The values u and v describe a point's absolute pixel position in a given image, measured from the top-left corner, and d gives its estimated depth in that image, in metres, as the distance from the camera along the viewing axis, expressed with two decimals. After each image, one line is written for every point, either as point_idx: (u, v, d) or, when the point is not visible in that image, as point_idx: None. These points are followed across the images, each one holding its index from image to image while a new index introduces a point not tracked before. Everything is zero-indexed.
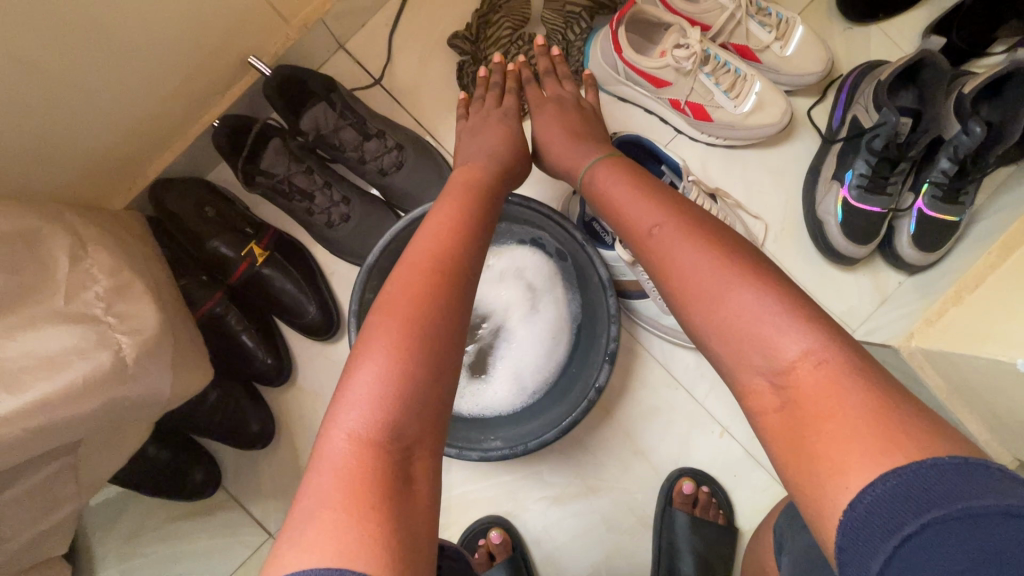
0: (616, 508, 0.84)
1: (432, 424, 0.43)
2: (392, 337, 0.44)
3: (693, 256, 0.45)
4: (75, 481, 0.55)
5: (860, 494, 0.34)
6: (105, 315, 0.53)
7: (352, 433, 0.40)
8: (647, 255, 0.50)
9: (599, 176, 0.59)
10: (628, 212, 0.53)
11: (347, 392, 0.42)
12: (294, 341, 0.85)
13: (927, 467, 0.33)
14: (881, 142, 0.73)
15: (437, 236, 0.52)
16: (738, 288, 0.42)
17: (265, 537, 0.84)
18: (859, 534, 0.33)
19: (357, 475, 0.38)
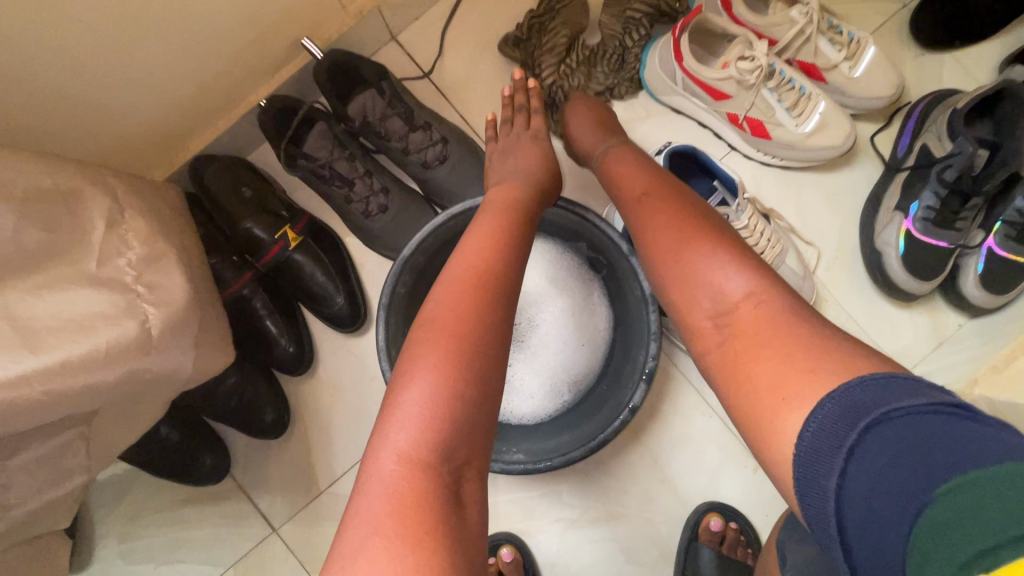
0: (637, 538, 0.79)
1: (480, 447, 0.41)
2: (439, 356, 0.42)
3: (662, 220, 0.50)
4: (85, 453, 0.53)
5: (804, 424, 0.36)
6: (135, 283, 0.52)
7: (401, 454, 0.39)
8: (632, 216, 0.54)
9: (614, 152, 0.63)
10: (625, 182, 0.58)
11: (396, 409, 0.41)
12: (318, 330, 0.83)
13: (853, 384, 0.35)
14: (954, 173, 0.69)
15: (481, 250, 0.50)
16: (713, 249, 0.46)
17: (269, 532, 0.82)
18: (811, 461, 0.35)
19: (410, 501, 0.37)
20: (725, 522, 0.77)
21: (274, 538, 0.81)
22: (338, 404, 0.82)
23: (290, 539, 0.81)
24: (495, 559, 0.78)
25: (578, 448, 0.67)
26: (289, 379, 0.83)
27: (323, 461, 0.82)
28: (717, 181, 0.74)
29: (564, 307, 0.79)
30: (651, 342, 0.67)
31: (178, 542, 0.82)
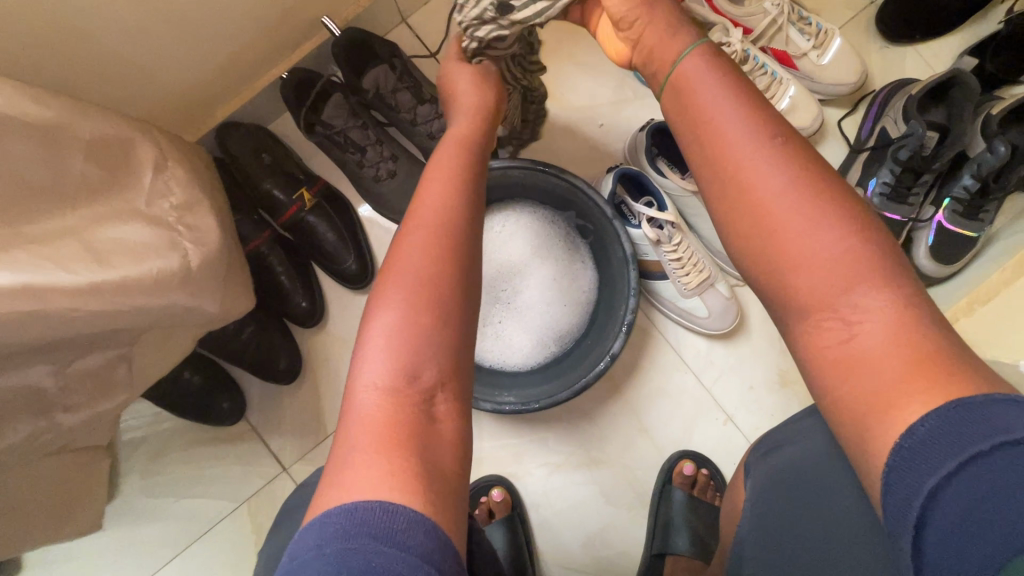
0: (616, 482, 0.86)
1: (452, 373, 0.45)
2: (404, 292, 0.45)
3: (783, 182, 0.44)
4: (128, 373, 0.61)
5: (924, 417, 0.35)
6: (177, 224, 0.59)
7: (376, 384, 0.43)
8: (730, 163, 0.47)
9: (691, 65, 0.52)
10: (722, 111, 0.48)
11: (367, 344, 0.45)
12: (328, 287, 0.90)
13: (986, 401, 0.34)
14: (906, 153, 0.77)
15: (437, 188, 0.52)
16: (816, 219, 0.42)
17: (280, 471, 0.89)
18: (914, 456, 0.35)
19: (387, 420, 0.41)
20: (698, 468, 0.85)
21: (285, 476, 0.89)
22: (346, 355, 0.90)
23: (299, 478, 0.89)
24: (486, 498, 0.86)
25: (564, 391, 0.76)
26: (301, 332, 0.90)
27: (330, 407, 0.90)
28: None
29: (551, 273, 0.87)
30: (631, 299, 0.76)
31: (196, 479, 0.90)
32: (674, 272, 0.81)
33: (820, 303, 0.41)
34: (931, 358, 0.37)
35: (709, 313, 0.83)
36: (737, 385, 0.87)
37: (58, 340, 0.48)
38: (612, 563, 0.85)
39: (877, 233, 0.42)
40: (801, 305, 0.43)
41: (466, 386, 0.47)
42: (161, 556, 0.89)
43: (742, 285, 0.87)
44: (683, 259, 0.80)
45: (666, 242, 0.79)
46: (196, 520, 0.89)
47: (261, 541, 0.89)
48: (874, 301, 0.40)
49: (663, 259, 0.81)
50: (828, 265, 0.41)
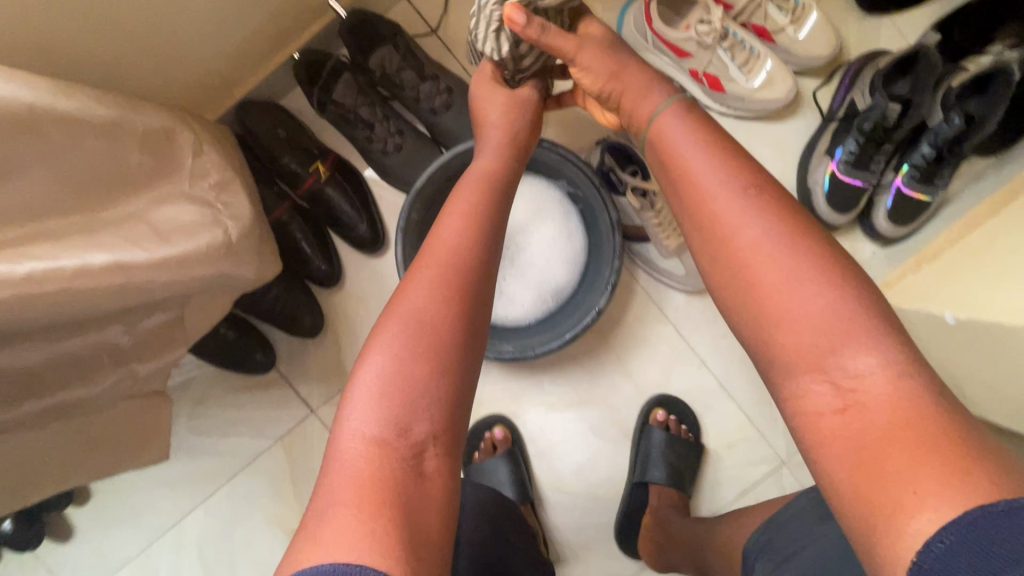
0: (602, 419, 0.99)
1: (443, 428, 0.48)
2: (401, 347, 0.48)
3: (765, 245, 0.48)
4: (184, 330, 0.71)
5: (941, 532, 0.35)
6: (216, 202, 0.68)
7: (366, 436, 0.45)
8: (722, 229, 0.51)
9: (670, 131, 0.57)
10: (704, 177, 0.53)
11: (359, 393, 0.47)
12: (343, 251, 1.00)
13: (1013, 517, 0.34)
14: (870, 124, 0.84)
15: (448, 249, 0.55)
16: (800, 278, 0.46)
17: (309, 412, 1.02)
18: (939, 575, 0.34)
19: (374, 472, 0.44)
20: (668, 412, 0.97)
21: (313, 418, 1.02)
22: (363, 311, 1.00)
23: (326, 419, 1.02)
24: (489, 434, 1.00)
25: (557, 340, 0.87)
26: (321, 292, 1.01)
27: (350, 357, 1.01)
28: None
29: (552, 237, 0.96)
30: (614, 258, 0.85)
31: (236, 421, 1.03)
32: (656, 232, 0.89)
33: (813, 362, 0.44)
34: (904, 415, 0.40)
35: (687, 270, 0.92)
36: (711, 335, 0.98)
37: (136, 304, 0.58)
38: (598, 487, 0.99)
39: (858, 287, 0.45)
40: (788, 361, 0.46)
41: (456, 444, 0.49)
42: (211, 485, 1.04)
43: None
44: (663, 222, 0.89)
45: (649, 208, 0.88)
46: (239, 455, 1.03)
47: (296, 471, 1.03)
48: (858, 361, 0.43)
49: (646, 224, 0.89)
50: (807, 322, 0.45)
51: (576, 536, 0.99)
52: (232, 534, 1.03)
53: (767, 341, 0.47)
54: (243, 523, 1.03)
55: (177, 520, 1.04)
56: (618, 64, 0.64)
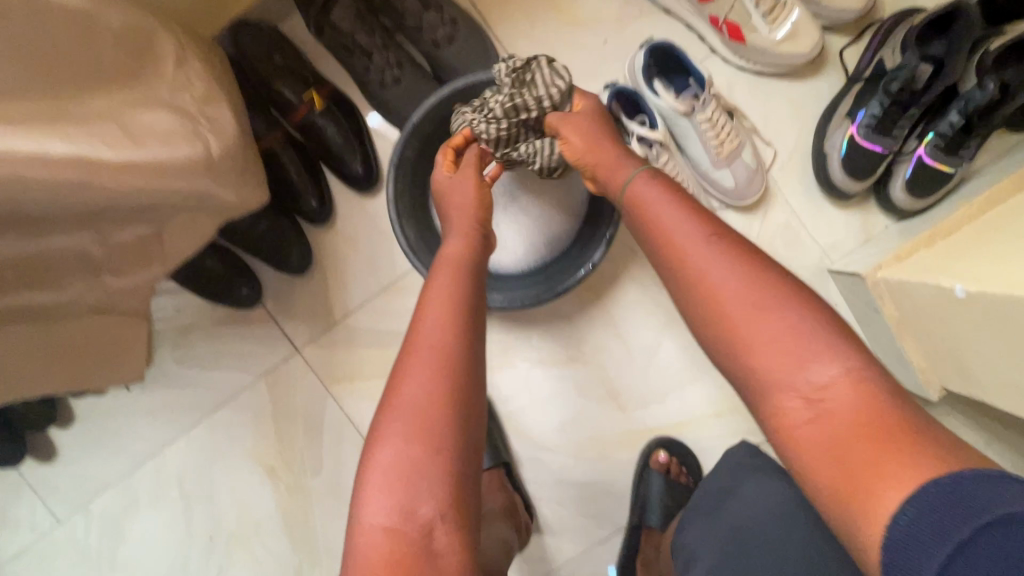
0: (589, 379, 0.98)
1: (449, 502, 0.50)
2: (405, 436, 0.50)
3: (743, 285, 0.49)
4: (161, 248, 0.69)
5: (903, 505, 0.39)
6: (199, 116, 0.65)
7: (381, 522, 0.48)
8: (690, 273, 0.53)
9: (642, 191, 0.60)
10: (670, 228, 0.55)
11: (371, 482, 0.50)
12: (337, 188, 0.97)
13: (962, 481, 0.38)
14: (897, 85, 0.79)
15: (436, 322, 0.56)
16: (773, 316, 0.48)
17: (293, 350, 1.01)
18: (905, 546, 0.38)
19: (387, 560, 0.47)
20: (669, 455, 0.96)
21: (297, 357, 1.01)
22: (353, 252, 0.98)
23: (310, 359, 1.01)
24: None
25: (548, 292, 0.84)
26: (311, 230, 0.98)
27: (338, 298, 1.00)
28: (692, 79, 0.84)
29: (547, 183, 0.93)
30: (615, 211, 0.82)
31: (219, 354, 1.02)
32: (708, 142, 0.84)
33: (785, 388, 0.47)
34: (862, 413, 0.43)
35: (736, 184, 0.87)
36: None
37: (108, 211, 0.56)
38: (579, 446, 0.98)
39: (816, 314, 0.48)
40: (769, 388, 0.48)
41: (466, 511, 0.51)
42: (192, 416, 1.03)
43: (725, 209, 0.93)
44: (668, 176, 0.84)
45: (655, 160, 0.83)
46: (221, 389, 1.03)
47: (277, 409, 1.02)
48: (825, 373, 0.45)
49: None
50: (790, 355, 0.47)
51: (553, 494, 0.99)
52: (212, 467, 1.04)
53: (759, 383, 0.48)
54: (223, 456, 1.04)
55: (157, 450, 1.04)
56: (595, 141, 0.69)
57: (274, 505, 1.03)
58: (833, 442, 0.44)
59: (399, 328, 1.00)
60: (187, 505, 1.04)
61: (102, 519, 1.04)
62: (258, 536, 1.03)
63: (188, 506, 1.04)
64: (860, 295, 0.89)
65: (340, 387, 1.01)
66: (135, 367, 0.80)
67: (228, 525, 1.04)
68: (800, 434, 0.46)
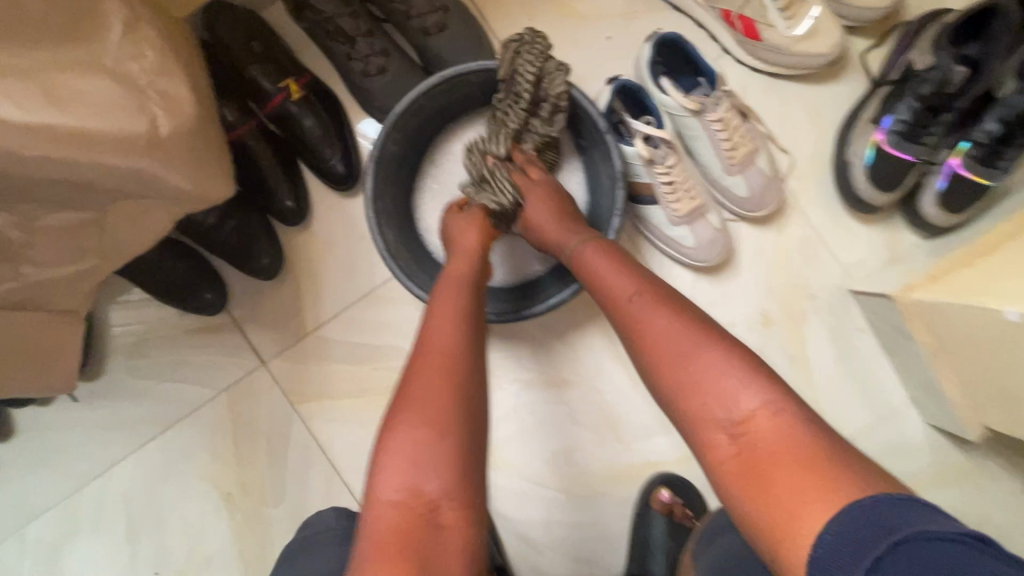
0: (585, 405, 0.89)
1: (456, 480, 0.51)
2: (417, 415, 0.52)
3: (665, 323, 0.52)
4: (100, 238, 0.61)
5: (826, 527, 0.39)
6: (148, 89, 0.57)
7: (394, 496, 0.50)
8: (623, 320, 0.56)
9: (586, 255, 0.63)
10: (606, 284, 0.59)
11: (383, 458, 0.51)
12: (315, 188, 0.90)
13: (881, 499, 0.38)
14: (928, 88, 0.72)
15: (444, 323, 0.59)
16: (704, 352, 0.49)
17: (258, 364, 0.92)
18: (829, 564, 0.37)
19: (394, 531, 0.48)
20: (674, 496, 0.87)
21: (263, 370, 0.92)
22: (330, 257, 0.90)
23: (278, 373, 0.92)
24: None
25: (540, 305, 0.76)
26: (286, 231, 0.91)
27: (311, 307, 0.91)
28: (703, 78, 0.77)
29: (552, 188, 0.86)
30: (615, 218, 0.74)
31: (179, 365, 0.93)
32: (720, 148, 0.77)
33: (713, 420, 0.47)
34: (772, 440, 0.44)
35: (750, 194, 0.80)
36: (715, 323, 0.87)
37: (17, 183, 0.48)
38: (572, 480, 0.89)
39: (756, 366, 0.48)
40: (695, 419, 0.48)
41: (473, 497, 0.52)
42: (145, 433, 0.93)
43: (736, 221, 0.85)
44: (675, 182, 0.77)
45: (661, 162, 0.75)
46: (178, 403, 0.93)
47: (238, 428, 0.92)
48: (739, 403, 0.46)
49: (654, 182, 0.77)
50: (705, 389, 0.48)
51: (542, 533, 0.89)
52: (162, 491, 0.93)
53: (691, 417, 0.48)
54: (176, 479, 0.93)
55: (103, 469, 0.93)
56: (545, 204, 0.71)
57: (229, 537, 0.92)
58: (750, 468, 0.44)
59: (376, 341, 0.91)
60: (132, 533, 0.93)
61: (35, 549, 0.93)
62: (209, 572, 0.92)
63: (134, 535, 0.93)
64: (886, 318, 0.80)
65: (309, 405, 0.92)
66: (67, 376, 0.71)
67: (176, 559, 0.92)
68: (721, 467, 0.46)
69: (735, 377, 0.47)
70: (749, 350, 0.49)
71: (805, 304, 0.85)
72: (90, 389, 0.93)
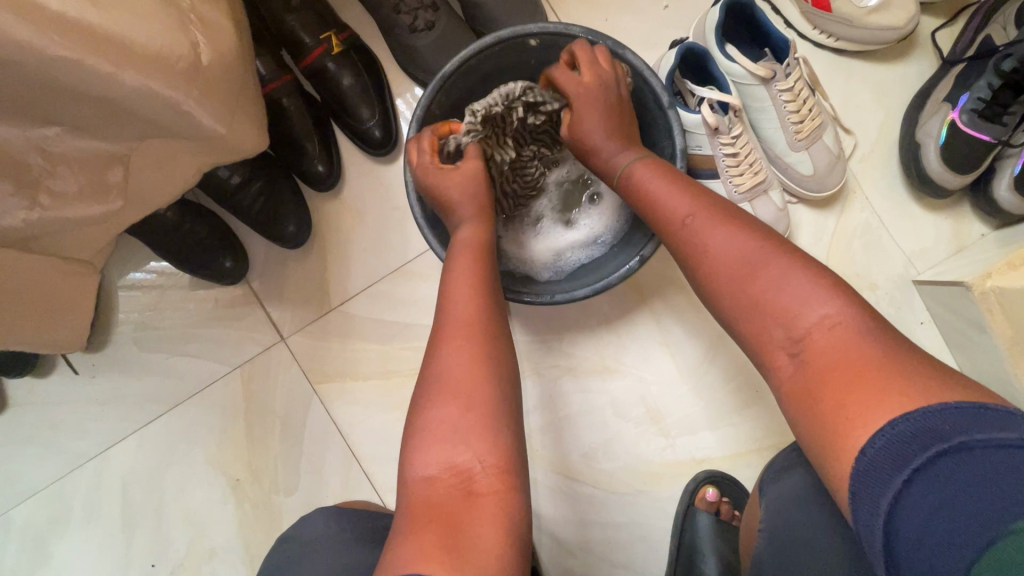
0: (628, 394, 0.83)
1: (486, 446, 0.44)
2: (443, 388, 0.46)
3: (728, 235, 0.48)
4: (126, 179, 0.55)
5: (872, 438, 0.37)
6: (190, 12, 0.52)
7: (422, 474, 0.43)
8: (677, 243, 0.53)
9: (634, 175, 0.59)
10: (657, 206, 0.55)
11: (415, 438, 0.45)
12: (349, 153, 0.84)
13: (931, 410, 0.36)
14: (1012, 63, 0.69)
15: (467, 295, 0.52)
16: (789, 272, 0.44)
17: (277, 339, 0.85)
18: (870, 476, 0.37)
19: (433, 507, 0.42)
20: (721, 495, 0.80)
21: (281, 346, 0.85)
22: (360, 227, 0.84)
23: (297, 350, 0.85)
24: None
25: (584, 288, 0.69)
26: (314, 198, 0.85)
27: (337, 279, 0.85)
28: (768, 48, 0.74)
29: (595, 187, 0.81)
30: None
31: (190, 338, 0.86)
32: (787, 120, 0.74)
33: (777, 342, 0.44)
34: (833, 366, 0.40)
35: (815, 172, 0.76)
36: None
37: (36, 90, 0.42)
38: (611, 476, 0.82)
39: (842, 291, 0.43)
40: (763, 327, 0.45)
41: (513, 458, 0.45)
42: (149, 412, 0.86)
43: (795, 203, 0.80)
44: (739, 155, 0.72)
45: (727, 132, 0.71)
46: (187, 380, 0.86)
47: (251, 408, 0.86)
48: (784, 331, 0.43)
49: (717, 153, 0.72)
50: (761, 308, 0.45)
51: (577, 534, 0.82)
52: (164, 476, 0.86)
53: (751, 307, 0.45)
54: (180, 462, 0.86)
55: (102, 450, 0.86)
56: (591, 101, 0.62)
57: (235, 528, 0.85)
58: (814, 395, 0.41)
59: (404, 318, 0.85)
60: (129, 521, 0.85)
61: (23, 535, 0.85)
62: (211, 566, 0.84)
63: (130, 523, 0.85)
64: (956, 309, 0.74)
65: (326, 385, 0.85)
66: (71, 333, 0.67)
67: (176, 551, 0.85)
68: (791, 398, 0.43)
69: (808, 287, 0.43)
70: (790, 247, 0.47)
71: (865, 293, 0.80)
72: (92, 361, 0.86)
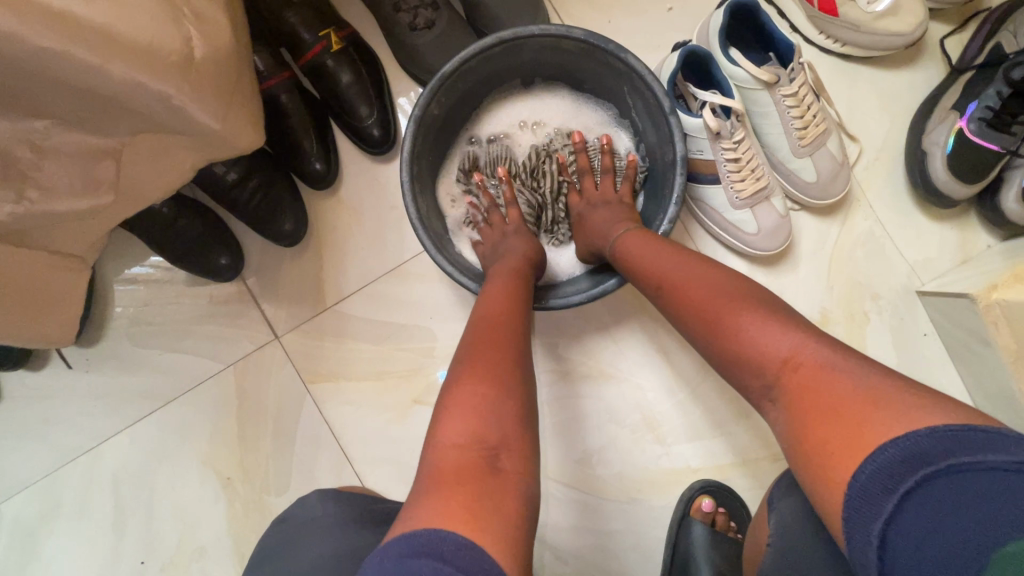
0: (624, 401, 0.82)
1: (514, 422, 0.43)
2: (475, 367, 0.46)
3: (708, 283, 0.49)
4: (116, 174, 0.54)
5: (862, 464, 0.36)
6: (185, 6, 0.51)
7: (446, 438, 0.42)
8: (664, 302, 0.53)
9: (628, 242, 0.61)
10: (645, 264, 0.56)
11: (440, 409, 0.44)
12: (347, 152, 0.84)
13: (919, 434, 0.35)
14: (1022, 72, 0.68)
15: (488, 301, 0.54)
16: (749, 316, 0.45)
17: (272, 338, 0.85)
18: (862, 502, 0.36)
19: (456, 471, 0.40)
20: (716, 505, 0.79)
21: (275, 345, 0.85)
22: (356, 226, 0.84)
23: (291, 348, 0.85)
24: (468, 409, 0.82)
25: (578, 295, 0.68)
26: (311, 196, 0.85)
27: (333, 279, 0.84)
28: (773, 53, 0.73)
29: None
30: (670, 208, 0.65)
31: (185, 334, 0.86)
32: (791, 126, 0.72)
33: (757, 390, 0.44)
34: (824, 388, 0.39)
35: (818, 179, 0.74)
36: None
37: (24, 83, 0.41)
38: (605, 484, 0.81)
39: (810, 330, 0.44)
40: (744, 365, 0.45)
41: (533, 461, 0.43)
42: (143, 408, 0.86)
43: (798, 210, 0.79)
44: (741, 161, 0.71)
45: (728, 137, 0.70)
46: (180, 376, 0.86)
47: (245, 406, 0.85)
48: (769, 357, 0.43)
49: (718, 158, 0.71)
50: (734, 356, 0.45)
51: (569, 544, 0.81)
52: (156, 473, 0.85)
53: (728, 358, 0.46)
54: (171, 460, 0.85)
55: (94, 445, 0.86)
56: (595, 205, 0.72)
57: (226, 528, 0.84)
58: (804, 422, 0.40)
59: (399, 319, 0.84)
60: (119, 518, 0.85)
61: (14, 529, 0.85)
62: (200, 565, 0.83)
63: (121, 520, 0.85)
64: (961, 322, 0.73)
65: (321, 385, 0.84)
66: (62, 326, 0.67)
67: (165, 548, 0.84)
68: (781, 433, 0.42)
69: (765, 320, 0.44)
70: (763, 292, 0.48)
71: (868, 304, 0.78)
72: (86, 356, 0.86)
